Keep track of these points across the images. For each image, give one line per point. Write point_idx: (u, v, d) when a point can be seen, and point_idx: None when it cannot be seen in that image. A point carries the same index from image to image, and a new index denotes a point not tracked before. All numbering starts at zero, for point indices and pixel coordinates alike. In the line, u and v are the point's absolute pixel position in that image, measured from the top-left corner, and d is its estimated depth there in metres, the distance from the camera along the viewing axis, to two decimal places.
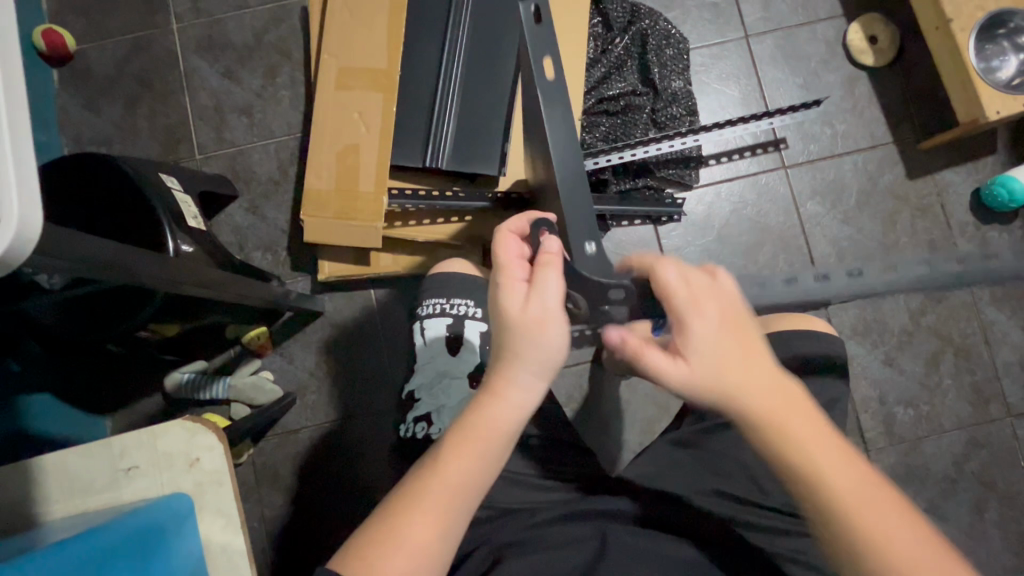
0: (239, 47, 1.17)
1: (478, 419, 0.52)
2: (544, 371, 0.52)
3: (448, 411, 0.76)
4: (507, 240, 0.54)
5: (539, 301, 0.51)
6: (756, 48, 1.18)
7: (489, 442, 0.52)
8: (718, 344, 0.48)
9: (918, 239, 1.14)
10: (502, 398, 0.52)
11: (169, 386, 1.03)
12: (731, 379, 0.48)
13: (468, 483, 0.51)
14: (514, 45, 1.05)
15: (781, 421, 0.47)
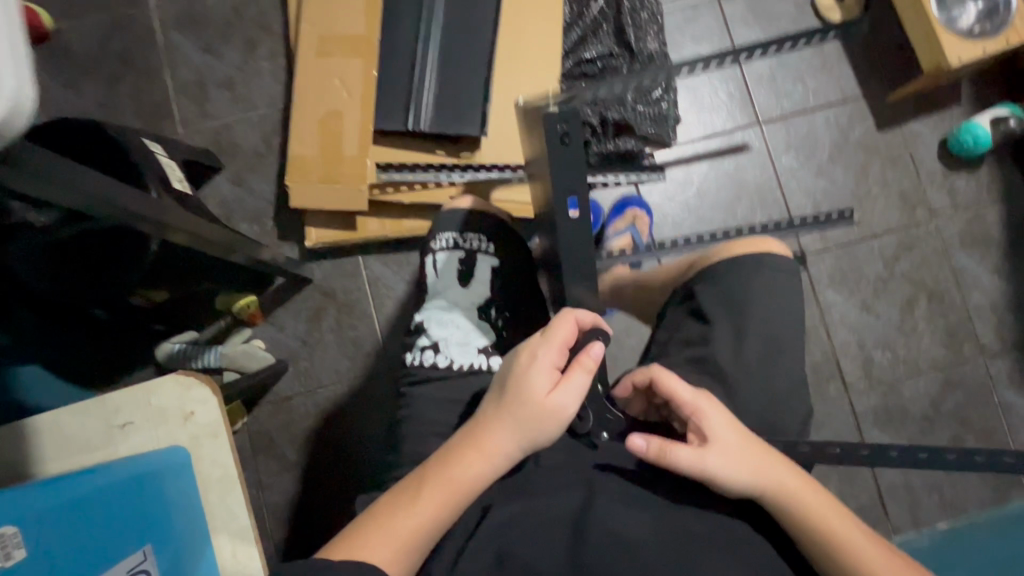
0: (218, 21, 1.17)
1: (455, 469, 0.59)
2: (523, 443, 0.60)
3: (454, 341, 0.77)
4: (567, 324, 0.63)
5: (554, 388, 0.61)
6: (728, 9, 1.21)
7: (457, 496, 0.58)
8: (725, 433, 0.60)
9: (889, 188, 1.18)
10: (479, 454, 0.59)
11: (160, 356, 1.05)
12: (749, 467, 0.58)
13: (437, 519, 0.56)
14: (491, 9, 1.07)
15: (796, 496, 0.58)
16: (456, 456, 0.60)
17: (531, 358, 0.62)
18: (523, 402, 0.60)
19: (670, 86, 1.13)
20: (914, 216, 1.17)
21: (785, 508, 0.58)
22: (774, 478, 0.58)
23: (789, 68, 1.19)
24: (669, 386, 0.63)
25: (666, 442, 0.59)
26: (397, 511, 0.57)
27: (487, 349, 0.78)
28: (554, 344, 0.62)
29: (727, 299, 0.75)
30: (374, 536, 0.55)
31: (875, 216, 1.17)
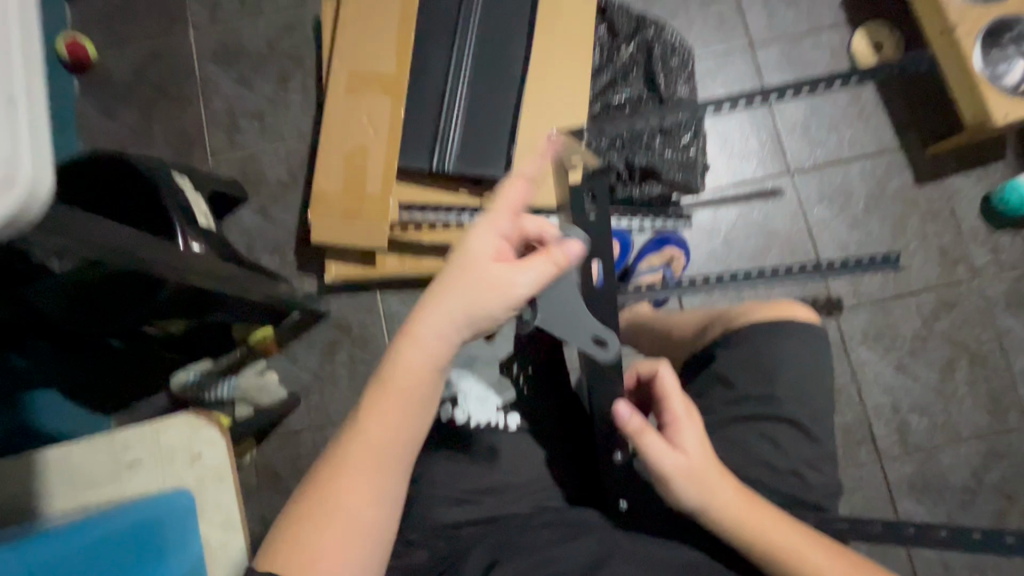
0: (253, 54, 1.20)
1: (389, 381, 0.51)
2: (466, 321, 0.51)
3: (473, 397, 0.74)
4: (518, 182, 0.53)
5: (503, 266, 0.51)
6: (761, 56, 1.19)
7: (413, 395, 0.52)
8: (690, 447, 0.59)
9: (928, 243, 1.13)
10: (423, 346, 0.51)
11: (176, 385, 1.04)
12: (699, 488, 0.57)
13: (387, 437, 0.51)
14: (520, 54, 1.07)
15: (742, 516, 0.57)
16: (399, 356, 0.51)
17: (474, 235, 0.52)
18: (464, 286, 0.50)
19: (699, 132, 1.10)
20: (954, 273, 1.12)
21: (734, 530, 0.57)
22: (725, 499, 0.57)
23: (823, 117, 1.16)
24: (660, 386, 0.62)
25: (642, 426, 0.59)
26: (357, 436, 0.51)
27: (507, 406, 0.74)
28: (496, 216, 0.53)
29: (748, 361, 0.72)
30: (343, 472, 0.50)
31: (913, 272, 1.12)
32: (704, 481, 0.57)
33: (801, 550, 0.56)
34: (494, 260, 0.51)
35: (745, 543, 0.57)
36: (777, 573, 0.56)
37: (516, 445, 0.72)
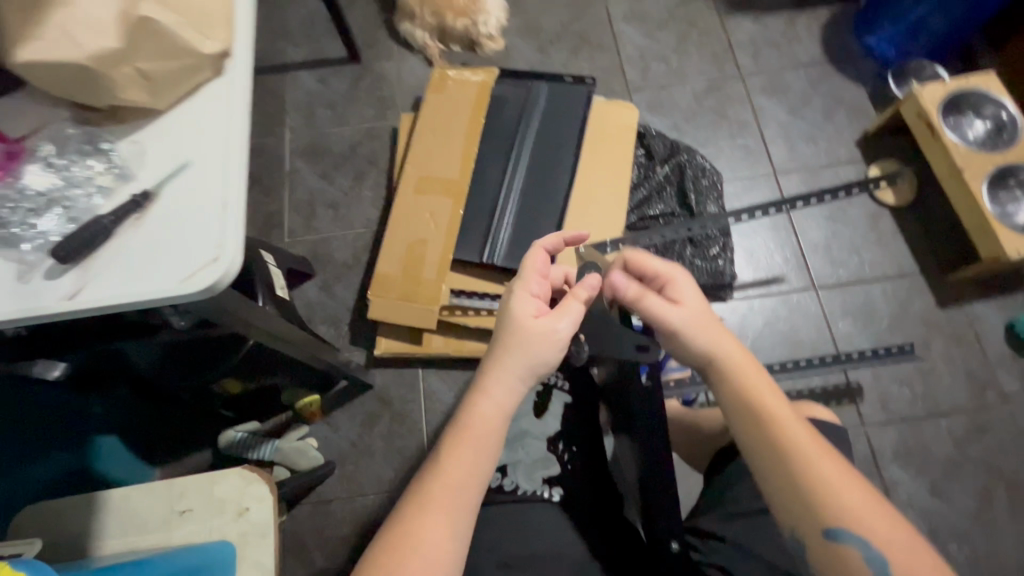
0: (337, 155, 1.40)
1: (464, 422, 0.61)
2: (524, 371, 0.61)
3: (522, 466, 0.81)
4: (538, 253, 0.68)
5: (548, 321, 0.62)
6: (784, 183, 1.32)
7: (488, 439, 0.60)
8: (688, 317, 0.60)
9: (955, 366, 1.16)
10: (493, 396, 0.61)
11: (223, 442, 1.08)
12: (701, 331, 0.59)
13: (468, 469, 0.59)
14: (568, 169, 1.22)
15: (753, 393, 0.57)
16: (473, 405, 0.61)
17: (517, 296, 0.64)
18: (522, 337, 0.61)
19: (727, 246, 1.21)
20: (984, 398, 1.13)
21: (744, 384, 0.57)
22: (738, 363, 0.58)
23: (843, 239, 1.26)
24: (642, 261, 0.65)
25: (641, 291, 0.62)
26: (436, 475, 0.58)
27: (551, 479, 0.80)
28: (529, 284, 0.65)
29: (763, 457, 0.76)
30: (426, 506, 0.57)
31: (941, 393, 1.14)
32: (722, 374, 0.58)
33: (812, 454, 0.53)
34: (546, 325, 0.62)
35: (756, 414, 0.56)
36: (784, 496, 0.53)
37: (556, 518, 0.76)
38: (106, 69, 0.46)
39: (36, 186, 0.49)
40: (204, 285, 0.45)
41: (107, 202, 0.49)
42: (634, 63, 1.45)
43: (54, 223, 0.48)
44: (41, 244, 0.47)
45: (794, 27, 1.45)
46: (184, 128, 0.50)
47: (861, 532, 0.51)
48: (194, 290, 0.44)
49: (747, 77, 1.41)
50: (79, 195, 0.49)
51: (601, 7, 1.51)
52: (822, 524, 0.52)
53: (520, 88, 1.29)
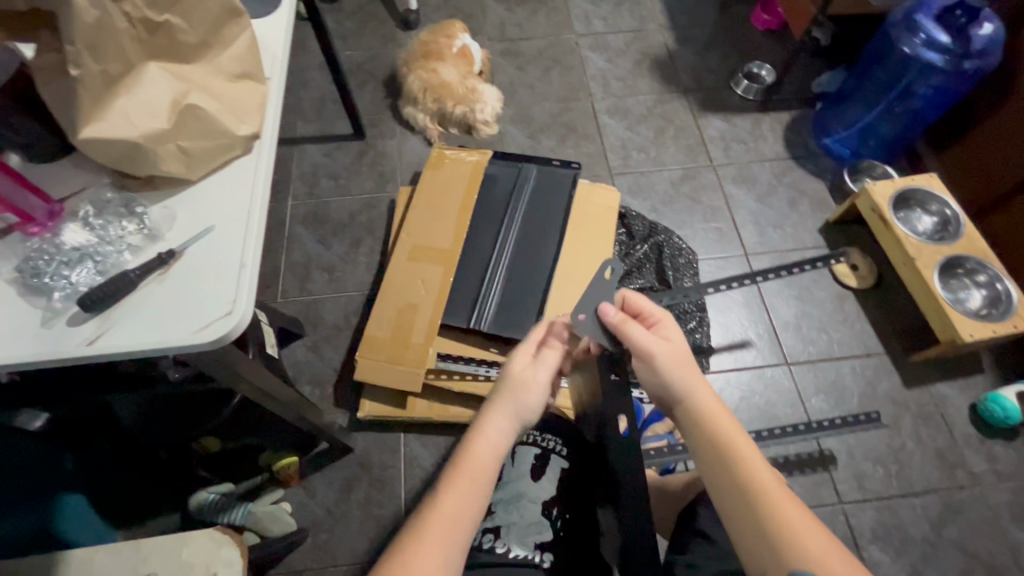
0: (335, 222, 1.47)
1: (463, 461, 0.63)
2: (517, 415, 0.66)
3: (516, 528, 0.81)
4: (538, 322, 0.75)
5: (533, 370, 0.69)
6: (755, 264, 1.41)
7: (482, 479, 0.62)
8: (676, 355, 0.66)
9: (925, 445, 1.19)
10: (488, 437, 0.65)
11: (193, 504, 1.05)
12: (681, 369, 0.65)
13: (464, 507, 0.60)
14: (554, 244, 1.30)
15: (724, 435, 0.62)
16: (469, 446, 0.64)
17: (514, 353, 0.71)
18: (512, 384, 0.68)
19: (703, 321, 1.29)
20: (955, 478, 1.16)
21: (714, 426, 0.62)
22: (708, 405, 0.64)
23: (813, 319, 1.33)
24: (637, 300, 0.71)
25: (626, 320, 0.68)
26: (430, 512, 0.59)
27: (543, 545, 0.80)
28: (528, 339, 0.73)
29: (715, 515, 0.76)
30: (421, 539, 0.57)
31: (914, 472, 1.16)
32: (693, 413, 0.64)
33: (771, 493, 0.58)
34: (535, 372, 0.68)
35: (722, 450, 0.61)
36: (747, 528, 0.57)
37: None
38: (153, 147, 0.52)
39: (72, 242, 0.54)
40: (215, 336, 0.48)
41: (134, 258, 0.53)
42: (616, 152, 1.58)
43: (84, 274, 0.52)
44: (69, 294, 0.51)
45: (759, 127, 1.61)
46: (213, 197, 0.56)
47: (824, 572, 0.53)
48: (206, 340, 0.48)
49: (718, 168, 1.55)
50: (110, 251, 0.53)
51: (587, 102, 1.67)
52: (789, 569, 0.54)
53: (511, 168, 1.40)
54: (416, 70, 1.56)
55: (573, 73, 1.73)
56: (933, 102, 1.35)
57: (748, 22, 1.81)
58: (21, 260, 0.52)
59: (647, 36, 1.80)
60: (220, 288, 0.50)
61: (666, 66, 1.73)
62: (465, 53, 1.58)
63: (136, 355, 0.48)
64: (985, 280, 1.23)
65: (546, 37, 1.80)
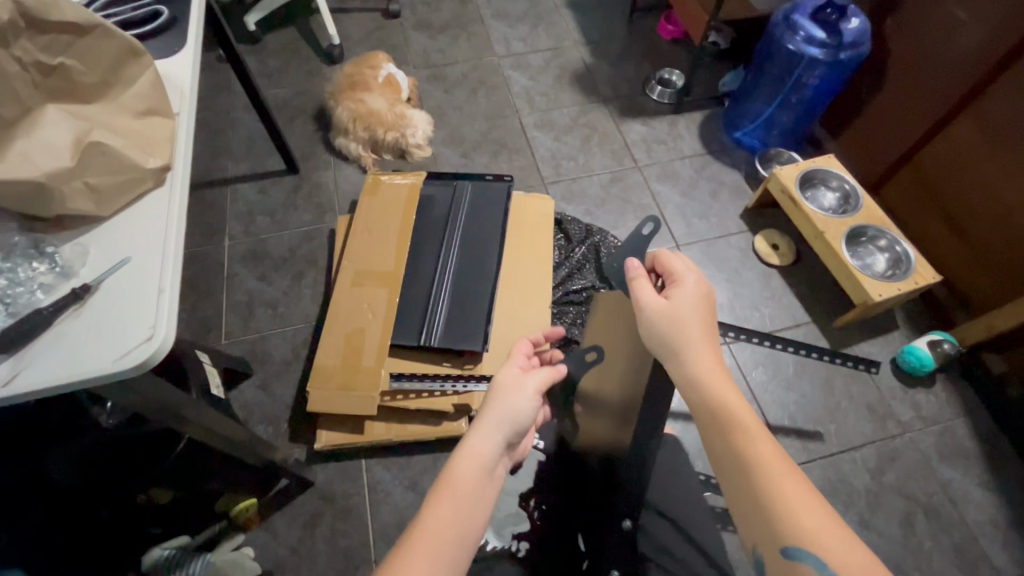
0: (276, 257, 1.46)
1: (451, 475, 0.62)
2: (506, 424, 0.67)
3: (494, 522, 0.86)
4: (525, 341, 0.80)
5: (522, 381, 0.72)
6: (687, 253, 1.49)
7: (470, 494, 0.61)
8: (685, 311, 0.65)
9: (856, 402, 1.28)
10: (474, 450, 0.64)
11: (144, 564, 0.99)
12: (679, 326, 0.64)
13: (452, 527, 0.58)
14: (494, 254, 1.34)
15: (721, 393, 0.60)
16: (457, 458, 0.64)
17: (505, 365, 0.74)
18: (502, 395, 0.69)
19: None
20: (886, 428, 1.25)
21: (709, 389, 0.60)
22: (708, 367, 0.62)
23: (745, 300, 1.41)
24: (667, 259, 0.70)
25: (639, 278, 0.69)
26: (416, 531, 0.57)
27: (519, 535, 0.84)
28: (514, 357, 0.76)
29: (660, 492, 0.81)
30: (403, 560, 0.55)
31: (850, 428, 1.25)
32: (687, 377, 0.62)
33: (765, 461, 0.55)
34: (528, 390, 0.70)
35: (717, 413, 0.59)
36: (743, 495, 0.55)
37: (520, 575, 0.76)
38: (58, 185, 0.52)
39: None
40: (137, 362, 0.48)
41: (48, 297, 0.52)
42: (547, 162, 1.65)
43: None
44: None
45: (676, 127, 1.72)
46: (126, 230, 0.56)
47: (816, 545, 0.51)
48: (126, 366, 0.47)
49: (643, 168, 1.65)
50: (20, 292, 0.52)
51: (514, 119, 1.74)
52: (779, 538, 0.52)
53: (446, 187, 1.44)
54: (344, 102, 1.59)
55: (498, 92, 1.80)
56: (822, 91, 1.49)
57: (655, 33, 1.94)
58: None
59: (565, 53, 1.90)
60: (141, 317, 0.50)
61: (584, 79, 1.83)
62: (391, 82, 1.63)
63: (55, 391, 0.47)
64: (885, 245, 1.35)
65: (469, 61, 1.87)
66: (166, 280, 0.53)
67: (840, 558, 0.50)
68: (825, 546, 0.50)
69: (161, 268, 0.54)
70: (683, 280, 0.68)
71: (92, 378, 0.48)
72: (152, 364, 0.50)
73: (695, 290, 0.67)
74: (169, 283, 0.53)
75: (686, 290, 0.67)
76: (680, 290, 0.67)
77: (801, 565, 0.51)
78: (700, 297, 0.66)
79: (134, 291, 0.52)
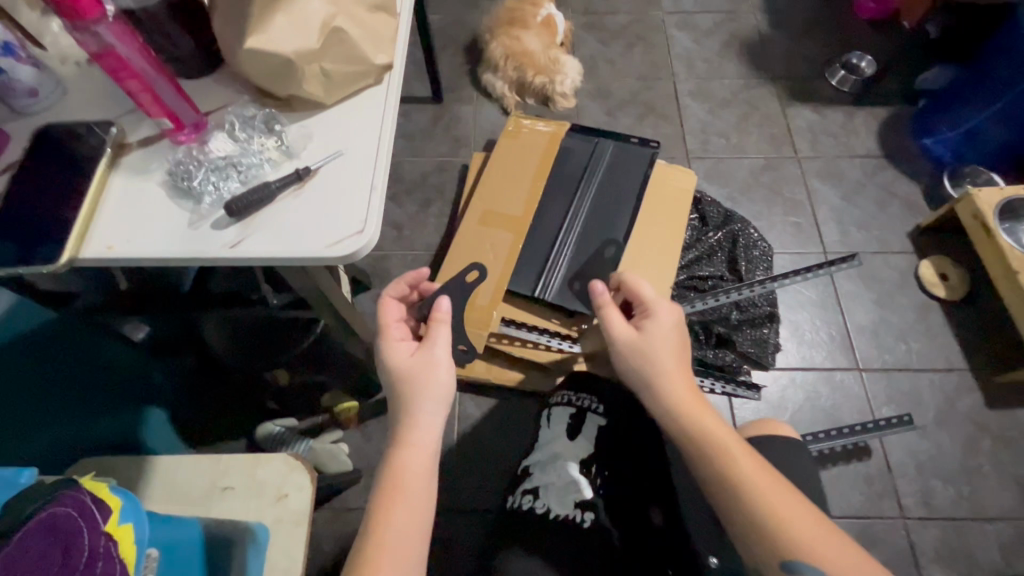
0: (407, 181, 1.50)
1: (400, 480, 0.60)
2: (440, 408, 0.65)
3: (555, 489, 0.76)
4: (390, 303, 0.73)
5: (430, 355, 0.67)
6: (834, 263, 1.34)
7: (419, 488, 0.61)
8: (658, 338, 0.70)
9: (1002, 469, 1.12)
10: (418, 440, 0.63)
11: (258, 434, 1.09)
12: (652, 356, 0.68)
13: (413, 523, 0.59)
14: (625, 220, 1.28)
15: (701, 415, 0.64)
16: (400, 456, 0.62)
17: (386, 347, 0.68)
18: (406, 379, 0.66)
19: (773, 316, 1.25)
20: None
21: (688, 412, 0.64)
22: (682, 389, 0.66)
23: (892, 327, 1.26)
24: (632, 285, 0.76)
25: (607, 307, 0.74)
26: (378, 533, 0.57)
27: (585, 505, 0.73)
28: (386, 329, 0.70)
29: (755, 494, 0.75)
30: (375, 568, 0.55)
31: (987, 496, 1.10)
32: (663, 400, 0.66)
33: (754, 479, 0.58)
34: (441, 362, 0.67)
35: (698, 435, 0.62)
36: (740, 517, 0.58)
37: (580, 546, 0.71)
38: (302, 65, 0.54)
39: (220, 152, 0.59)
40: (344, 251, 0.52)
41: (275, 172, 0.57)
42: (696, 135, 1.53)
43: (229, 183, 0.57)
44: (216, 199, 0.56)
45: (852, 121, 1.52)
46: (344, 120, 0.59)
47: (809, 557, 0.54)
48: (337, 254, 0.52)
49: (803, 160, 1.48)
50: (251, 163, 0.58)
51: (669, 83, 1.62)
52: (780, 556, 0.55)
53: (587, 142, 1.37)
54: (500, 37, 1.55)
55: (657, 51, 1.68)
56: None
57: (850, 9, 1.70)
58: (172, 166, 0.58)
59: (739, 18, 1.72)
60: (352, 208, 0.54)
61: (756, 51, 1.65)
62: (550, 23, 1.56)
63: (273, 264, 0.54)
64: None
65: (632, 13, 1.75)
66: (375, 177, 0.55)
67: (832, 567, 0.54)
68: (821, 558, 0.54)
69: (375, 164, 0.56)
70: (651, 306, 0.73)
71: (304, 258, 0.52)
72: (355, 257, 0.54)
73: (663, 315, 0.72)
74: (380, 181, 0.55)
75: (653, 317, 0.72)
76: (647, 318, 0.72)
77: None
78: (672, 321, 0.71)
79: (346, 182, 0.55)
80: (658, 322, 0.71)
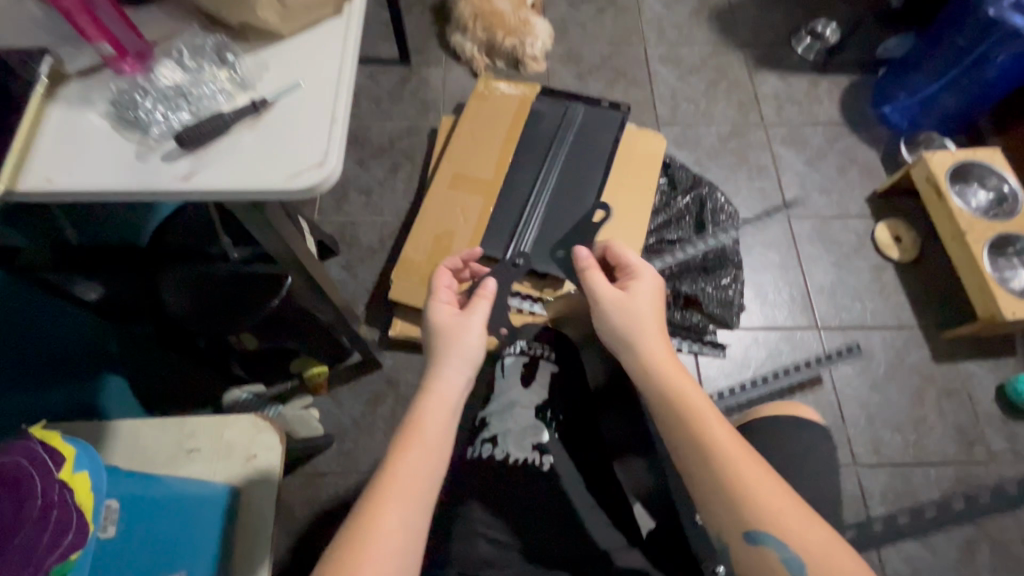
0: (375, 145, 1.46)
1: (419, 426, 0.59)
2: (466, 366, 0.64)
3: (512, 435, 0.76)
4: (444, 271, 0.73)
5: (466, 320, 0.67)
6: (797, 227, 1.38)
7: (436, 438, 0.59)
8: (642, 302, 0.67)
9: (945, 418, 1.20)
10: (438, 392, 0.62)
11: (227, 401, 1.09)
12: (634, 319, 0.65)
13: (426, 471, 0.56)
14: (595, 183, 1.28)
15: (680, 378, 0.61)
16: (421, 403, 0.61)
17: (431, 307, 0.69)
18: (443, 338, 0.65)
19: (737, 277, 1.28)
20: (971, 453, 1.17)
21: (667, 376, 0.61)
22: (663, 353, 0.63)
23: (848, 288, 1.31)
24: (617, 251, 0.73)
25: (591, 268, 0.71)
26: (387, 479, 0.55)
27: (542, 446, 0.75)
28: (440, 295, 0.70)
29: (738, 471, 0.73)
30: (379, 512, 0.53)
31: (931, 443, 1.18)
32: (639, 365, 0.64)
33: (726, 445, 0.57)
34: (476, 326, 0.67)
35: (675, 399, 0.60)
36: (708, 486, 0.56)
37: (536, 486, 0.73)
38: None
39: (168, 80, 0.59)
40: (306, 183, 0.53)
41: (229, 104, 0.58)
42: (665, 101, 1.54)
43: (180, 114, 0.57)
44: (165, 130, 0.56)
45: (816, 88, 1.55)
46: (301, 55, 0.59)
47: (774, 527, 0.53)
48: (296, 183, 0.52)
49: (769, 126, 1.51)
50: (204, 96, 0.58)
51: (640, 48, 1.61)
52: (743, 524, 0.54)
53: (558, 106, 1.36)
54: None
55: (628, 16, 1.66)
56: (1006, 74, 1.29)
57: None
58: (115, 97, 0.57)
59: None
60: (312, 139, 0.54)
61: (725, 17, 1.66)
62: None
63: (231, 196, 0.54)
64: None
65: None
66: (334, 111, 0.56)
67: (798, 538, 0.53)
68: (785, 529, 0.53)
69: (333, 97, 0.57)
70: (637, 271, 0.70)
71: (263, 190, 0.53)
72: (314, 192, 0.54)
73: (648, 279, 0.69)
74: (341, 114, 0.56)
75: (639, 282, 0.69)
76: (631, 282, 0.69)
77: (763, 548, 0.53)
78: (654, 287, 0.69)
79: (303, 115, 0.56)
80: (641, 287, 0.68)
